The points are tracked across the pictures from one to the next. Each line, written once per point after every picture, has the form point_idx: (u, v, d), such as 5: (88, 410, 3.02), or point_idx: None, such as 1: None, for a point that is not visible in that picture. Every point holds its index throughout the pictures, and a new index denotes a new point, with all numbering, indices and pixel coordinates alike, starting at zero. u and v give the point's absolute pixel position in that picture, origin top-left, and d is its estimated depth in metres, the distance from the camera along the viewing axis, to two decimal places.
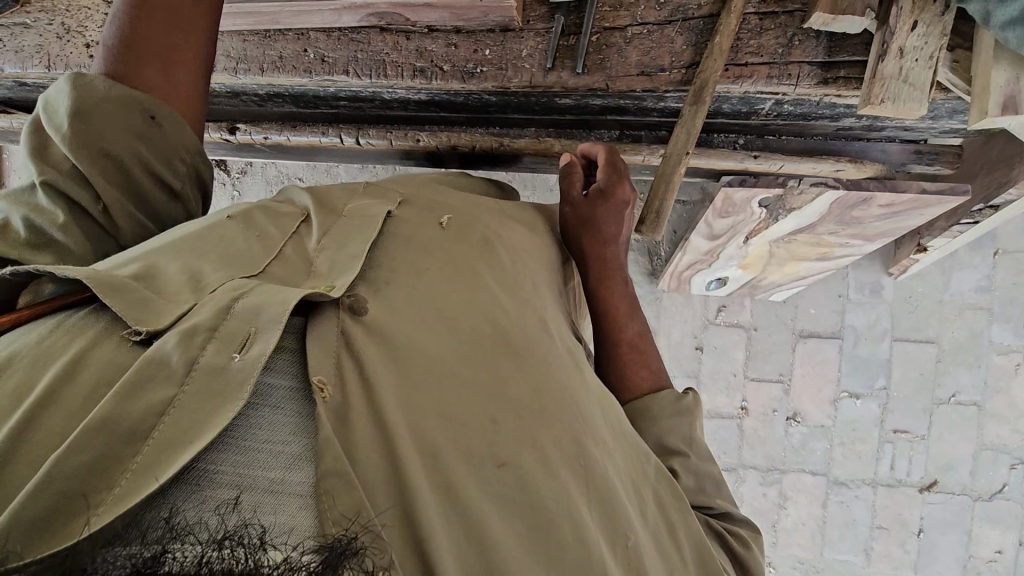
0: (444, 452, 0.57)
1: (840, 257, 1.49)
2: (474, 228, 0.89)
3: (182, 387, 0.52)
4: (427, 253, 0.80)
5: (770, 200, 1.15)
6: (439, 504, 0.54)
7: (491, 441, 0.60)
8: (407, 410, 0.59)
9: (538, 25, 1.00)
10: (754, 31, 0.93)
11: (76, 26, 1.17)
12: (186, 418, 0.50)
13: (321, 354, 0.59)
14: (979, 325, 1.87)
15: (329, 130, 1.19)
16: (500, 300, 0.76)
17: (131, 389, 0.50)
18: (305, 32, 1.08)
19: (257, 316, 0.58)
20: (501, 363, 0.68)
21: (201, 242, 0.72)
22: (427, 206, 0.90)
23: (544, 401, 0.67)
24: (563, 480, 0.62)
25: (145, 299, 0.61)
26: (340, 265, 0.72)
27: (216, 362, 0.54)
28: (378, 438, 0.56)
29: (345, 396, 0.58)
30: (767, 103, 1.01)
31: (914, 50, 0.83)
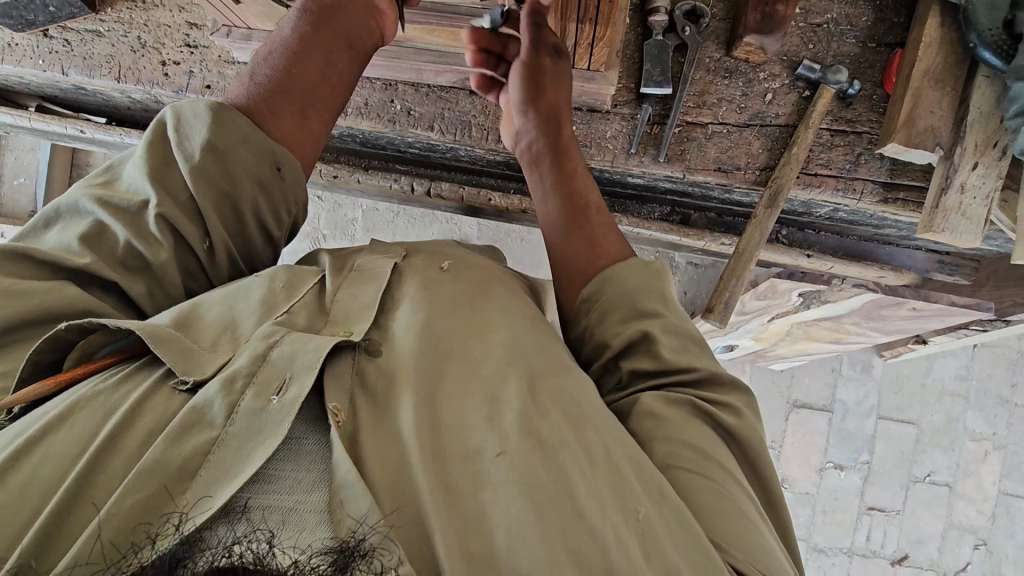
0: (450, 451, 0.60)
1: (851, 342, 1.58)
2: (476, 266, 0.85)
3: (225, 428, 0.57)
4: (427, 284, 0.78)
5: (810, 292, 1.23)
6: (440, 500, 0.56)
7: (488, 436, 0.61)
8: (413, 422, 0.61)
9: (624, 111, 1.05)
10: (825, 146, 1.01)
11: (153, 42, 1.15)
12: (228, 454, 0.55)
13: (334, 389, 0.63)
14: (956, 411, 2.01)
15: (401, 177, 1.21)
16: (508, 311, 0.76)
17: (183, 428, 0.56)
18: (394, 83, 1.10)
19: (292, 362, 0.62)
20: (499, 364, 0.68)
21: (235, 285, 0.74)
22: (429, 254, 0.86)
23: (545, 393, 0.65)
24: (564, 460, 0.59)
25: (184, 347, 0.64)
26: (354, 313, 0.73)
27: (257, 405, 0.58)
28: (392, 453, 0.59)
29: (356, 421, 0.62)
30: (825, 208, 1.08)
31: (973, 188, 0.92)
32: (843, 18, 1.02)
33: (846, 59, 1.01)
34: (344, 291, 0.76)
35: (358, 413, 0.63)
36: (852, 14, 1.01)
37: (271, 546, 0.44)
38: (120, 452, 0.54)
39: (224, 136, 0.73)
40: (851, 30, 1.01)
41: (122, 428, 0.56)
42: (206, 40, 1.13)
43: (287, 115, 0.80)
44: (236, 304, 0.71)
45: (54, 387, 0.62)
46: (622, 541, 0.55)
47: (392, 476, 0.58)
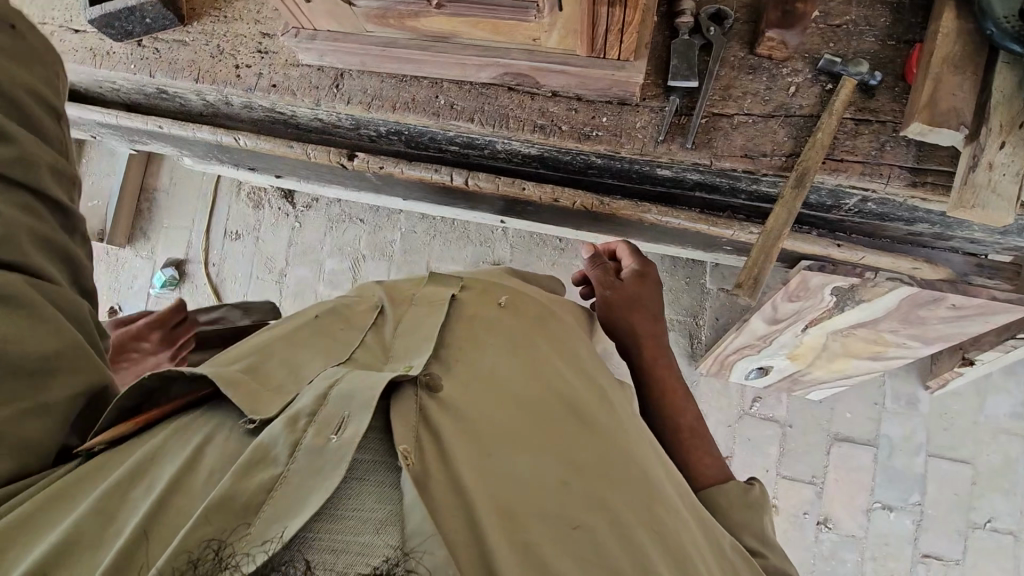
0: (521, 513, 0.63)
1: (893, 358, 1.54)
2: (531, 303, 0.93)
3: (288, 468, 0.59)
4: (493, 328, 0.85)
5: (843, 289, 1.21)
6: (516, 559, 0.59)
7: (562, 502, 0.65)
8: (481, 472, 0.65)
9: (653, 103, 1.12)
10: (850, 133, 1.04)
11: (230, 50, 1.29)
12: (293, 492, 0.56)
13: (399, 421, 0.65)
14: (1015, 452, 1.88)
15: (441, 169, 1.30)
16: (561, 369, 0.82)
17: (250, 463, 0.60)
18: (439, 81, 1.20)
19: (349, 401, 0.65)
20: (564, 430, 0.73)
21: (293, 339, 0.82)
22: (483, 289, 0.93)
23: (608, 463, 0.71)
24: (635, 535, 0.64)
25: (258, 394, 0.70)
26: (414, 345, 0.80)
27: (316, 444, 0.60)
28: (455, 495, 0.62)
29: (423, 463, 0.63)
30: (853, 199, 1.11)
31: (1002, 166, 0.93)
32: (862, 20, 1.08)
33: (867, 55, 1.06)
34: (405, 323, 0.85)
35: (423, 444, 0.65)
36: (871, 16, 1.08)
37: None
38: (185, 486, 0.60)
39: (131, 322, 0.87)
40: (870, 30, 1.07)
41: (184, 471, 0.61)
42: (276, 47, 1.27)
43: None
44: (295, 360, 0.78)
45: (135, 428, 0.69)
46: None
47: (459, 523, 0.60)
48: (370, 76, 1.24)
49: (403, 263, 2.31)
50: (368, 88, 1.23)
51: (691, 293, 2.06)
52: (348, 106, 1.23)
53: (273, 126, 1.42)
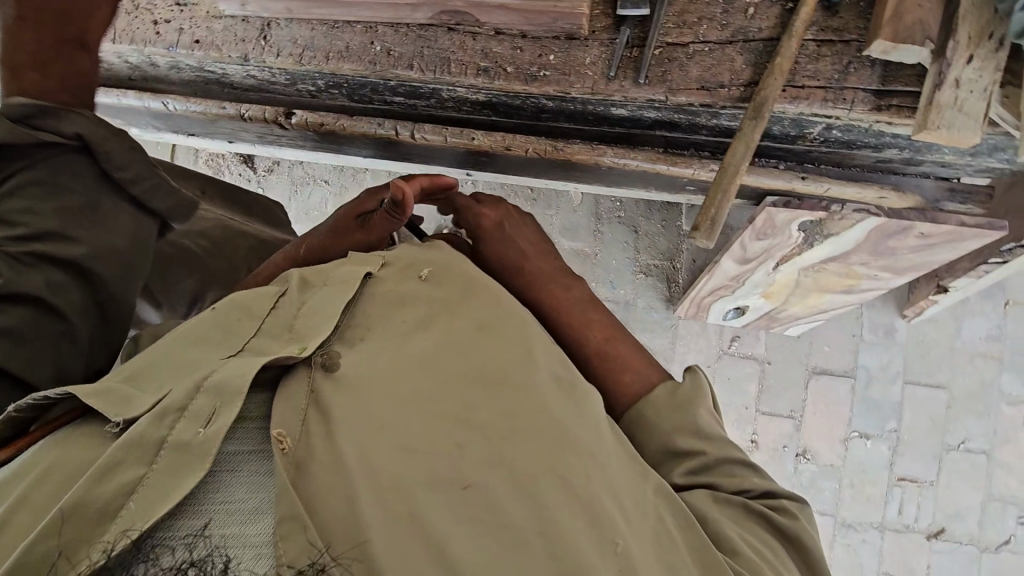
0: (410, 481, 0.65)
1: (865, 291, 1.52)
2: (455, 268, 0.89)
3: (152, 466, 0.60)
4: (402, 304, 0.84)
5: (810, 224, 1.17)
6: (401, 527, 0.62)
7: (454, 466, 0.66)
8: (371, 448, 0.66)
9: (603, 36, 1.04)
10: (812, 56, 0.98)
11: (146, 4, 1.19)
12: (154, 489, 0.59)
13: (290, 408, 0.68)
14: (990, 375, 1.90)
15: (386, 122, 1.23)
16: (470, 328, 0.80)
17: (107, 467, 0.60)
18: (372, 25, 1.11)
19: (221, 393, 0.65)
20: (463, 395, 0.73)
21: (188, 337, 0.76)
22: (408, 263, 0.90)
23: (509, 422, 0.71)
24: (533, 491, 0.67)
25: (125, 394, 0.68)
26: (312, 326, 0.77)
27: (184, 438, 0.62)
28: (340, 475, 0.64)
29: (306, 446, 0.66)
30: (817, 127, 1.04)
31: (969, 82, 0.87)
32: None
33: None
34: (306, 305, 0.80)
35: (310, 427, 0.67)
36: None
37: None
38: (32, 501, 0.60)
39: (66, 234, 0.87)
40: None
41: (36, 485, 0.61)
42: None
43: (0, 12, 0.89)
44: (184, 353, 0.74)
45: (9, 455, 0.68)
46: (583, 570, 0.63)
47: (342, 500, 0.62)
48: (299, 24, 1.14)
49: None
50: (297, 37, 1.14)
51: (667, 236, 2.03)
52: (278, 59, 1.14)
53: (205, 87, 1.32)
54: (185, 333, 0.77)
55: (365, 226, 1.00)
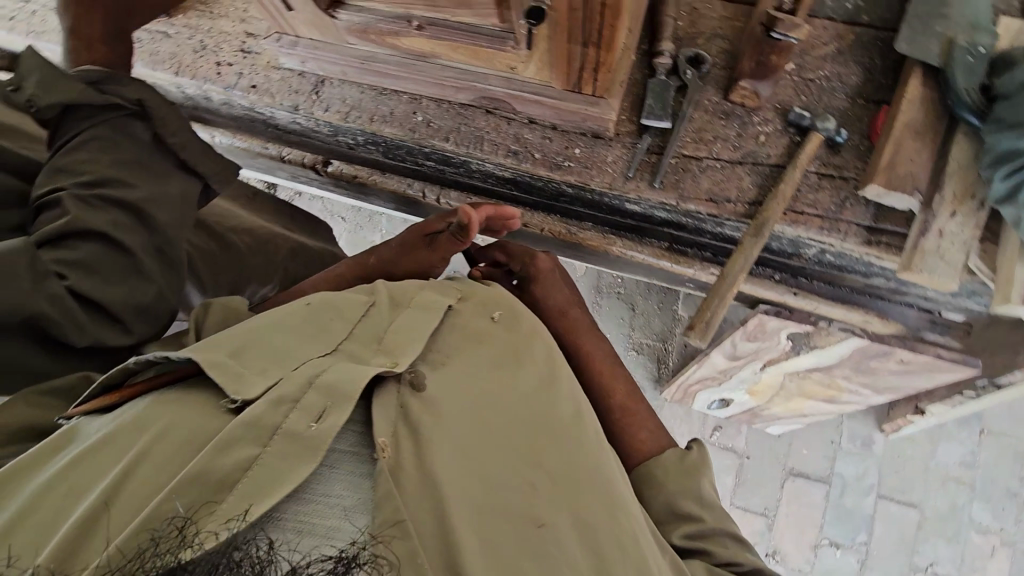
0: (489, 508, 0.64)
1: (846, 403, 1.57)
2: (525, 315, 0.89)
3: (266, 446, 0.59)
4: (480, 338, 0.83)
5: (798, 334, 1.25)
6: (481, 550, 0.61)
7: (530, 502, 0.66)
8: (456, 469, 0.65)
9: (626, 139, 1.13)
10: (813, 186, 1.07)
11: (213, 46, 1.29)
12: (269, 472, 0.57)
13: (382, 418, 0.66)
14: (961, 500, 1.92)
15: (415, 183, 1.35)
16: (543, 373, 0.81)
17: (224, 443, 0.59)
18: (418, 97, 1.21)
19: (333, 392, 0.65)
20: (551, 445, 0.72)
21: (285, 324, 0.76)
22: (480, 300, 0.90)
23: (589, 484, 0.69)
24: (598, 543, 0.66)
25: (240, 372, 0.67)
26: (404, 342, 0.76)
27: (296, 428, 0.61)
28: (427, 488, 0.63)
29: (398, 456, 0.65)
30: (812, 249, 1.12)
31: (951, 234, 0.96)
32: (834, 76, 1.10)
33: (836, 112, 1.09)
34: (396, 321, 0.80)
35: (400, 446, 0.66)
36: (843, 73, 1.10)
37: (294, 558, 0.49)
38: (150, 459, 0.58)
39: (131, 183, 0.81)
40: (841, 87, 1.10)
41: (153, 443, 0.60)
42: (260, 47, 1.27)
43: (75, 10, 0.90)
44: (281, 341, 0.73)
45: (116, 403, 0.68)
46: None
47: (427, 515, 0.61)
48: (350, 85, 1.24)
49: None
50: (347, 97, 1.23)
51: (663, 318, 2.09)
52: (326, 113, 1.24)
53: (251, 124, 1.41)
54: (280, 321, 0.76)
55: (431, 245, 1.02)
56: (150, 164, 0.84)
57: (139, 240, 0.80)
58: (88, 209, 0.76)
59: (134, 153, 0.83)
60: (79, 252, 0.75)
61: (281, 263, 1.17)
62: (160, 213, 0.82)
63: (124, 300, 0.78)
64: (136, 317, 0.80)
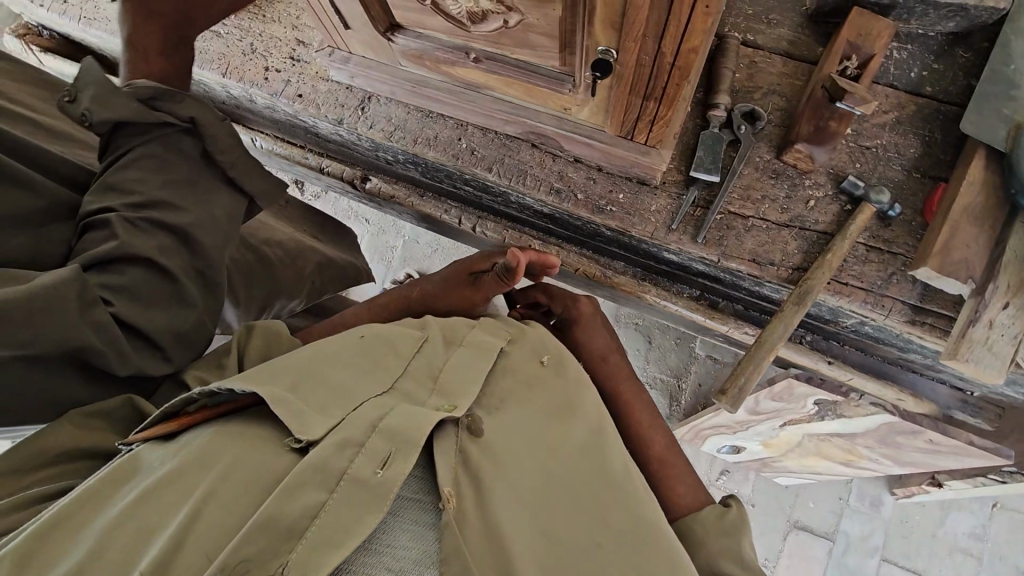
0: (554, 567, 0.60)
1: (863, 468, 1.54)
2: (572, 362, 0.86)
3: (333, 493, 0.55)
4: (532, 381, 0.81)
5: (827, 402, 1.22)
6: None
7: (600, 563, 0.62)
8: (517, 524, 0.62)
9: (671, 189, 1.11)
10: (859, 259, 1.04)
11: (262, 51, 1.29)
12: (338, 520, 0.53)
13: (445, 467, 0.63)
14: (967, 573, 1.88)
15: (452, 210, 1.33)
16: (599, 421, 0.77)
17: (290, 489, 0.55)
18: (464, 124, 1.19)
19: (398, 435, 0.61)
20: (616, 500, 0.68)
21: (338, 360, 0.74)
22: (529, 344, 0.87)
23: (664, 558, 0.64)
24: None
25: (299, 408, 0.65)
26: (458, 386, 0.74)
27: (362, 473, 0.57)
28: (491, 547, 0.60)
29: (461, 509, 0.62)
30: (852, 320, 1.09)
31: (1002, 326, 0.93)
32: (891, 146, 1.07)
33: (890, 183, 1.06)
34: (450, 363, 0.78)
35: (462, 495, 0.63)
36: (900, 144, 1.07)
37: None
38: (213, 501, 0.54)
39: (174, 205, 0.80)
40: (897, 158, 1.07)
41: (215, 483, 0.56)
42: (309, 57, 1.27)
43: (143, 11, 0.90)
44: (337, 379, 0.71)
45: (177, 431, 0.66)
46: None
47: (494, 574, 0.58)
48: (397, 105, 1.23)
49: (400, 270, 2.29)
50: (392, 116, 1.22)
51: (679, 354, 2.07)
52: (371, 130, 1.22)
53: (292, 129, 1.40)
54: (333, 356, 0.75)
55: (474, 284, 0.99)
56: (200, 184, 0.85)
57: (184, 263, 0.80)
58: (136, 231, 0.76)
59: (183, 171, 0.83)
60: (125, 277, 0.74)
61: (310, 279, 1.14)
62: (206, 237, 0.82)
63: (162, 327, 0.77)
64: (174, 344, 0.79)
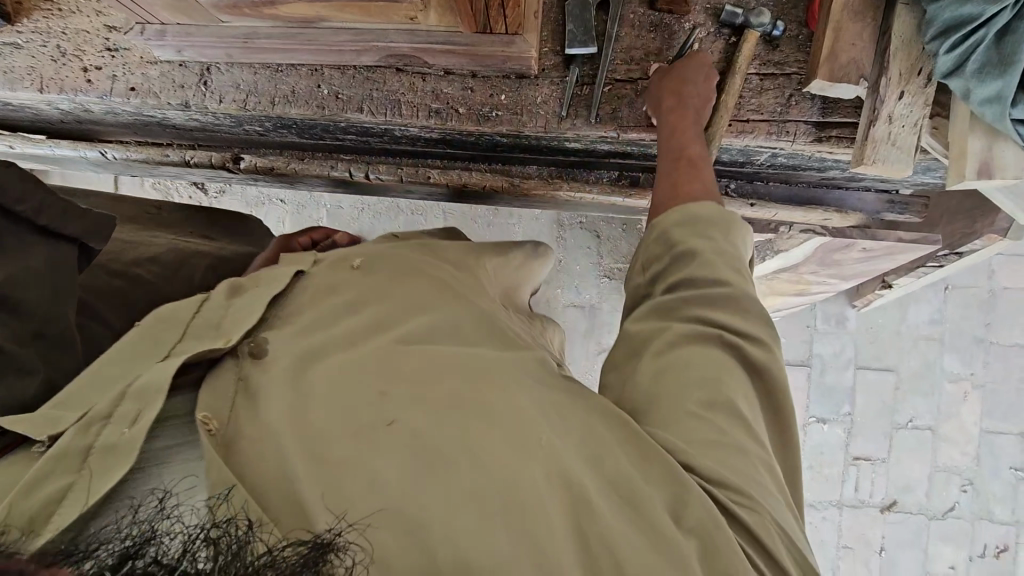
0: (333, 429, 0.62)
1: (816, 294, 1.59)
2: (391, 259, 0.88)
3: (83, 471, 0.57)
4: (339, 284, 0.82)
5: (763, 242, 1.25)
6: (323, 468, 0.59)
7: (378, 408, 0.64)
8: (290, 406, 0.64)
9: (552, 74, 1.04)
10: (755, 90, 1.01)
11: (74, 50, 1.13)
12: (88, 488, 0.55)
13: (215, 398, 0.66)
14: (932, 355, 2.02)
15: (338, 165, 1.19)
16: (398, 301, 0.78)
17: (33, 483, 0.55)
18: (318, 67, 1.08)
19: (148, 391, 0.63)
20: (396, 356, 0.70)
21: (122, 347, 0.70)
22: (340, 258, 0.88)
23: (442, 383, 0.67)
24: (463, 425, 0.63)
25: (66, 412, 0.62)
26: (237, 318, 0.74)
27: (111, 439, 0.59)
28: (268, 441, 0.61)
29: (233, 422, 0.64)
30: (763, 155, 1.07)
31: (901, 117, 0.91)
32: None
33: (769, 2, 1.00)
34: (231, 304, 0.76)
35: (235, 407, 0.65)
36: None
37: (251, 535, 0.49)
38: None
39: None
40: None
41: None
42: (126, 42, 1.12)
43: None
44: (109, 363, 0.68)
45: None
46: (591, 499, 0.60)
47: (268, 454, 0.61)
48: (241, 67, 1.10)
49: None
50: (239, 82, 1.10)
51: (630, 240, 2.05)
52: (221, 105, 1.11)
53: (144, 128, 1.27)
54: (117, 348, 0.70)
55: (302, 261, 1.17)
56: None
57: None
58: None
59: None
60: None
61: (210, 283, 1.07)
62: None
63: None
64: None
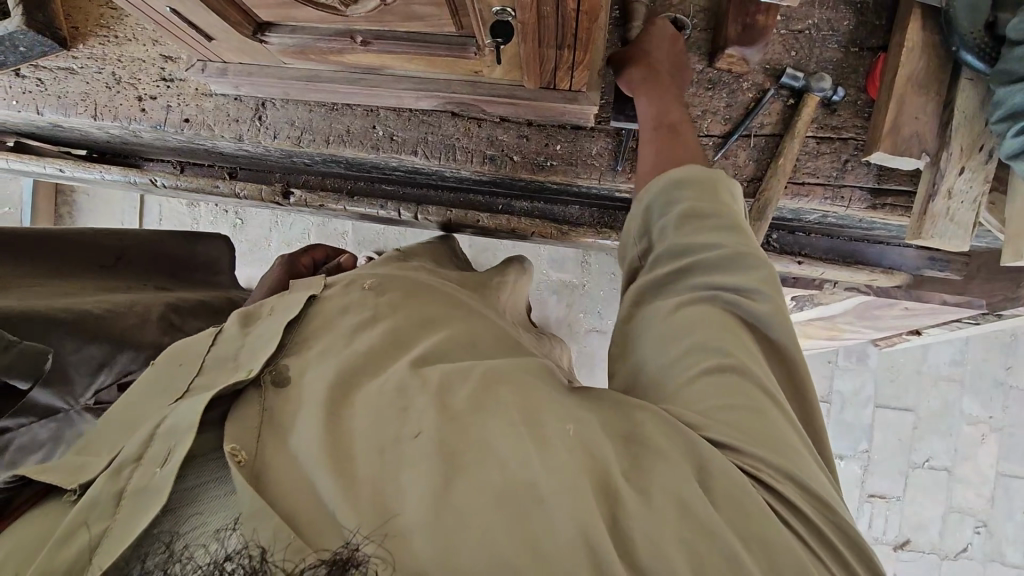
0: (357, 446, 0.54)
1: (846, 340, 1.59)
2: (402, 279, 0.79)
3: (115, 512, 0.52)
4: (360, 304, 0.73)
5: (804, 296, 1.26)
6: (345, 483, 0.51)
7: (399, 419, 0.56)
8: (309, 428, 0.56)
9: (608, 127, 1.04)
10: (811, 153, 1.01)
11: (128, 78, 1.13)
12: (118, 533, 0.50)
13: (239, 426, 0.57)
14: (952, 397, 2.03)
15: (388, 203, 1.21)
16: (420, 323, 0.71)
17: (69, 529, 0.52)
18: (374, 108, 1.09)
19: (174, 430, 0.56)
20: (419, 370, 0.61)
21: (150, 389, 0.66)
22: (348, 279, 0.77)
23: (470, 392, 0.58)
24: (496, 431, 0.54)
25: (81, 462, 0.59)
26: (255, 347, 0.65)
27: (142, 481, 0.53)
28: (291, 467, 0.53)
29: (257, 448, 0.55)
30: (813, 216, 1.08)
31: (960, 193, 0.92)
32: (825, 23, 0.99)
33: (829, 65, 1.00)
34: (255, 330, 0.69)
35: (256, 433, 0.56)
36: (834, 18, 0.99)
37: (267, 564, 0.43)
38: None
39: None
40: (833, 35, 0.99)
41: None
42: (181, 73, 1.12)
43: None
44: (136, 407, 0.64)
45: None
46: (668, 502, 0.50)
47: (293, 481, 0.52)
48: (297, 104, 1.11)
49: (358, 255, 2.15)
50: (295, 119, 1.11)
51: None
52: (275, 140, 1.11)
53: (190, 153, 1.27)
54: (141, 392, 0.67)
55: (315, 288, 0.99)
56: None
57: None
58: None
59: None
60: None
61: None
62: None
63: None
64: None
